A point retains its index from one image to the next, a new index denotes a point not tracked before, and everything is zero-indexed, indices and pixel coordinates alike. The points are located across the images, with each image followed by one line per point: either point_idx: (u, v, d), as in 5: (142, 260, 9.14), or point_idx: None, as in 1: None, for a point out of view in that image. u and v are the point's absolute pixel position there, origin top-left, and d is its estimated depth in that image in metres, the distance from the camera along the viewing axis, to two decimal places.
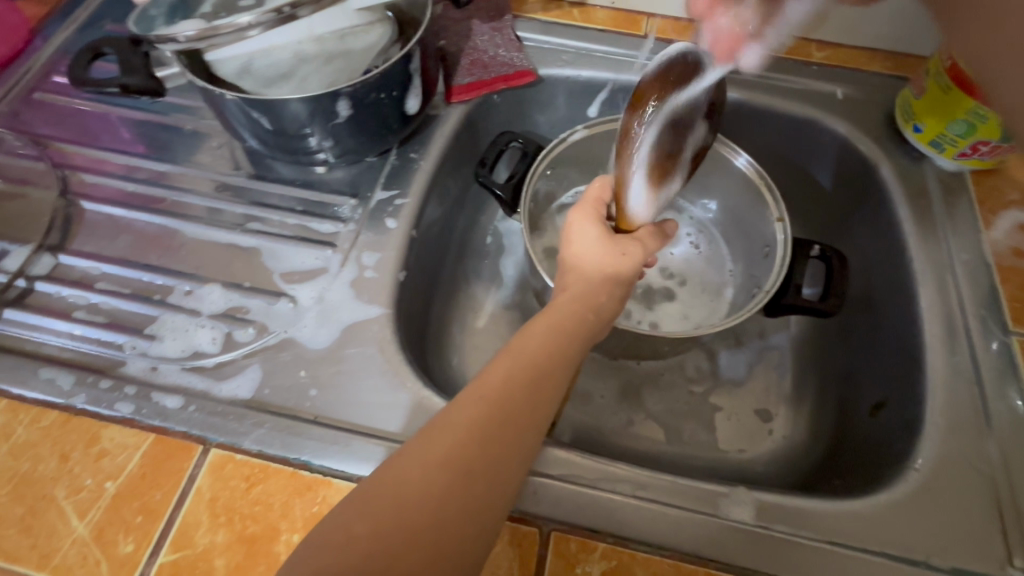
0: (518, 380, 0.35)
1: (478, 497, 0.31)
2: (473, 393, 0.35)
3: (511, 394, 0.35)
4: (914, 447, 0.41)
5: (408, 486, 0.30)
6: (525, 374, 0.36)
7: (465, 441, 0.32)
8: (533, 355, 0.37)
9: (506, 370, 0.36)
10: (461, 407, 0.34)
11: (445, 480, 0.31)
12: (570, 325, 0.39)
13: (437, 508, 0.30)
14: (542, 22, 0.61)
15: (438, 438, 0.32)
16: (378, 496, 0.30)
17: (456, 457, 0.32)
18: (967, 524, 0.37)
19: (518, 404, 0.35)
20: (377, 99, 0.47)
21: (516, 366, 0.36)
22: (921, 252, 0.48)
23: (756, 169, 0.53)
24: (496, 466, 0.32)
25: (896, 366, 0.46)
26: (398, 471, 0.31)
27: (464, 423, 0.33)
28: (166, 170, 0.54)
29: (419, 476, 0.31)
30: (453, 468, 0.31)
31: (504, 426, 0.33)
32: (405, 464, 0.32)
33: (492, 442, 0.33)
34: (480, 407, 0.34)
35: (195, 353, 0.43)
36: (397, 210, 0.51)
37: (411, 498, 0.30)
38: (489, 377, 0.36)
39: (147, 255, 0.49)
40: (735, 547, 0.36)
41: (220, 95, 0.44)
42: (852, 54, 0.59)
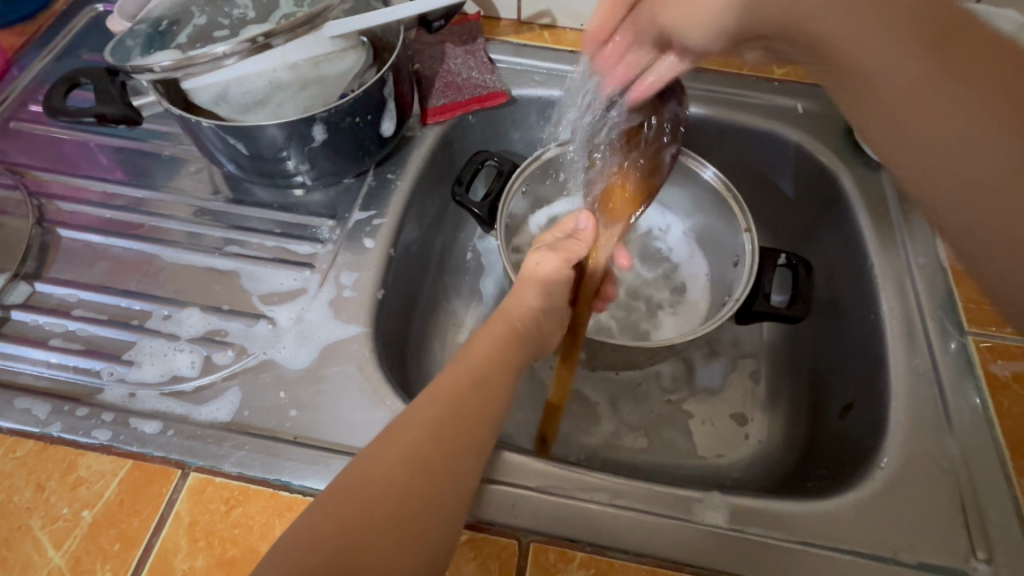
0: (467, 383, 0.38)
1: (436, 490, 0.32)
2: (426, 398, 0.36)
3: (462, 394, 0.37)
4: (880, 447, 0.42)
5: (369, 483, 0.32)
6: (472, 378, 0.39)
7: (423, 437, 0.34)
8: (479, 362, 0.40)
9: (456, 376, 0.38)
10: (416, 407, 0.36)
11: (405, 474, 0.32)
12: (517, 334, 0.43)
13: (400, 502, 0.31)
14: (514, 44, 0.63)
15: (397, 436, 0.34)
16: (340, 497, 0.31)
17: (415, 455, 0.33)
18: (930, 518, 0.39)
19: (469, 404, 0.37)
20: (352, 123, 0.48)
21: (464, 371, 0.39)
22: (881, 258, 0.50)
23: (723, 181, 0.55)
24: (454, 461, 0.34)
25: (863, 370, 0.48)
26: (360, 471, 0.32)
27: (421, 421, 0.35)
28: (144, 196, 0.54)
29: (381, 471, 0.32)
30: (413, 464, 0.33)
31: (457, 423, 0.35)
32: (365, 464, 0.33)
33: (446, 438, 0.34)
34: (433, 407, 0.36)
35: (174, 377, 0.44)
36: (375, 230, 0.52)
37: (374, 493, 0.31)
38: (440, 381, 0.38)
39: (125, 281, 0.49)
40: (711, 549, 0.37)
41: (197, 123, 0.45)
42: (810, 70, 0.61)
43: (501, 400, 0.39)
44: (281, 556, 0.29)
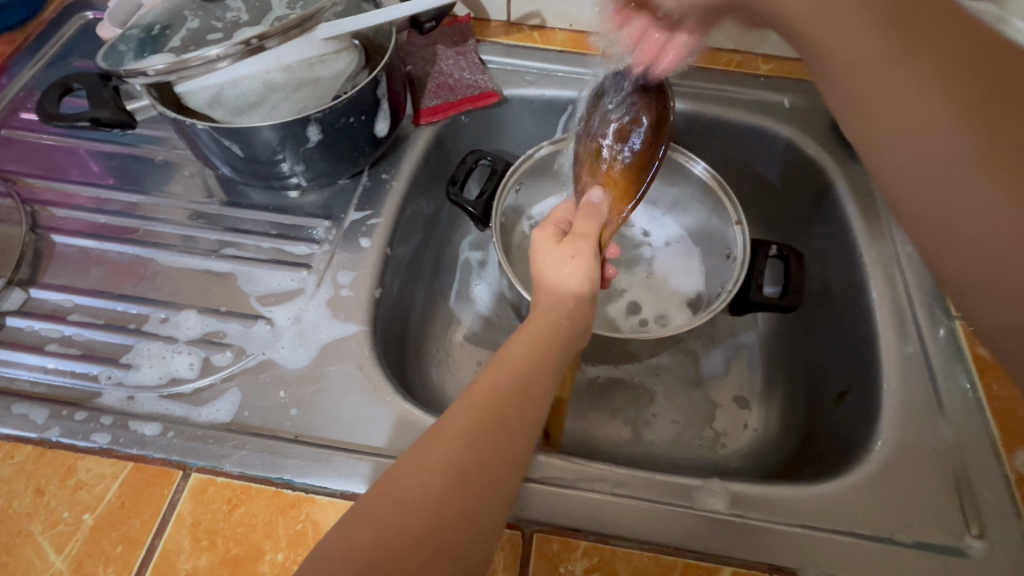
0: (506, 388, 0.35)
1: (471, 503, 0.31)
2: (463, 403, 0.34)
3: (501, 402, 0.34)
4: (874, 431, 0.43)
5: (400, 502, 0.30)
6: (511, 383, 0.36)
7: (457, 448, 0.32)
8: (521, 363, 0.37)
9: (493, 379, 0.36)
10: (454, 415, 0.34)
11: (433, 495, 0.30)
12: (556, 338, 0.39)
13: (434, 513, 0.29)
14: (505, 45, 0.64)
15: (431, 450, 0.32)
16: (369, 515, 0.30)
17: (449, 466, 0.31)
18: (925, 500, 0.39)
19: (507, 411, 0.34)
20: (347, 123, 0.49)
21: (503, 375, 0.36)
22: (870, 250, 0.51)
23: (713, 175, 0.57)
24: (489, 481, 0.32)
25: (856, 358, 0.49)
26: (397, 480, 0.31)
27: (458, 430, 0.33)
28: (138, 201, 0.54)
29: (413, 487, 0.30)
30: (449, 474, 0.31)
31: (494, 438, 0.33)
32: (399, 478, 0.31)
33: (483, 450, 0.32)
34: (471, 415, 0.33)
35: (173, 380, 0.44)
36: (371, 229, 0.52)
37: (408, 507, 0.29)
38: (483, 387, 0.35)
39: (121, 285, 0.49)
40: (713, 536, 0.37)
41: (192, 125, 0.45)
42: (795, 66, 0.63)
43: (539, 410, 0.36)
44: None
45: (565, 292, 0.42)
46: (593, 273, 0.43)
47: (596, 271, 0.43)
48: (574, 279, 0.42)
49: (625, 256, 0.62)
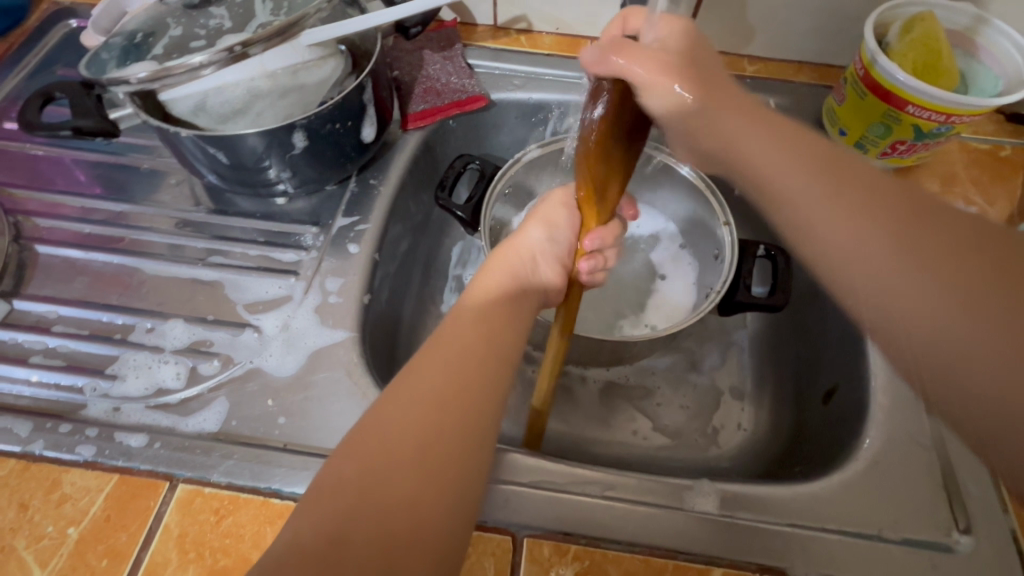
0: (474, 335, 0.39)
1: (451, 430, 0.34)
2: (433, 349, 0.38)
3: (446, 371, 0.36)
4: (863, 429, 0.43)
5: (348, 479, 0.32)
6: (478, 329, 0.40)
7: (433, 386, 0.36)
8: (479, 313, 0.42)
9: (462, 328, 0.40)
10: (427, 361, 0.37)
11: (376, 461, 0.32)
12: (516, 287, 0.45)
13: (417, 446, 0.33)
14: (492, 49, 0.64)
15: (379, 419, 0.34)
16: (324, 495, 0.32)
17: (427, 402, 0.35)
18: (913, 497, 0.40)
19: (477, 354, 0.38)
20: (332, 130, 0.49)
21: (470, 326, 0.40)
22: None
23: (700, 176, 0.57)
24: (437, 442, 0.33)
25: (845, 356, 0.49)
26: (378, 422, 0.34)
27: (431, 373, 0.36)
28: (123, 210, 0.54)
29: (362, 459, 0.32)
30: (428, 408, 0.34)
31: (439, 403, 0.35)
32: (379, 417, 0.34)
33: (457, 384, 0.36)
34: (443, 359, 0.37)
35: (159, 390, 0.43)
36: (358, 235, 0.52)
37: (391, 441, 0.33)
38: (428, 357, 0.38)
39: (106, 295, 0.49)
40: (703, 538, 0.37)
41: (176, 133, 0.45)
42: (781, 66, 0.63)
43: (486, 371, 0.38)
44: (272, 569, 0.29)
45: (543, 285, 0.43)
46: (557, 229, 0.48)
47: (563, 236, 0.48)
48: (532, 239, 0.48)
49: (615, 258, 0.62)
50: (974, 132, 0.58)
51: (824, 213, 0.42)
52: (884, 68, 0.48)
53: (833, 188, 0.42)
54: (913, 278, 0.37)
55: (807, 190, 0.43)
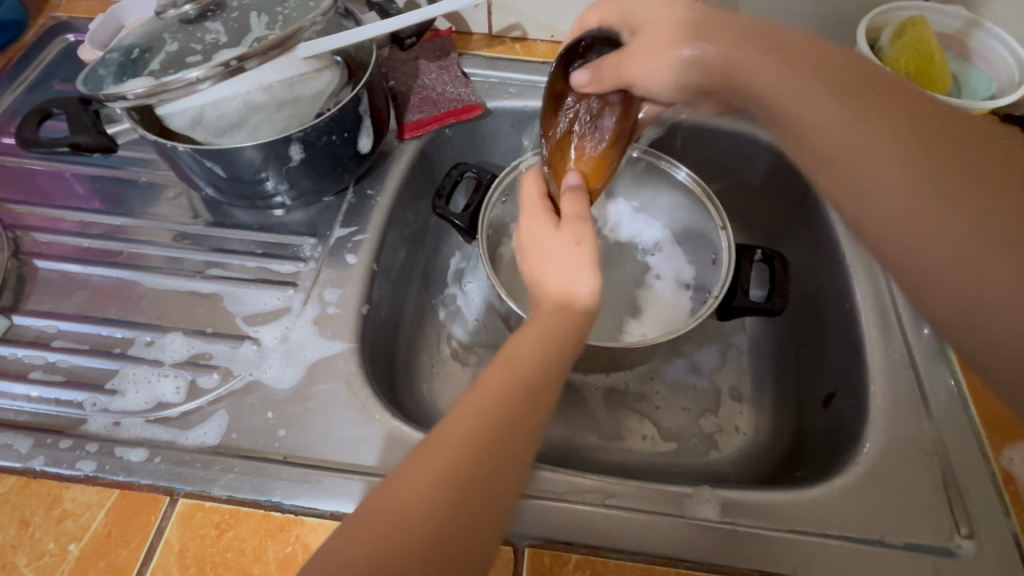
0: (515, 389, 0.34)
1: (478, 510, 0.30)
2: (469, 404, 0.33)
3: (515, 406, 0.33)
4: (863, 433, 0.43)
5: (400, 515, 0.29)
6: (524, 382, 0.34)
7: (465, 454, 0.31)
8: (528, 357, 0.36)
9: (503, 379, 0.34)
10: (459, 419, 0.33)
11: (440, 507, 0.29)
12: (563, 329, 0.38)
13: (441, 528, 0.29)
14: (487, 57, 0.64)
15: (444, 458, 0.31)
16: (367, 525, 0.29)
17: (457, 473, 0.30)
18: (913, 500, 0.40)
19: (517, 414, 0.33)
20: (329, 141, 0.49)
21: (510, 376, 0.34)
22: (853, 254, 0.52)
23: (696, 181, 0.58)
24: (462, 517, 0.30)
25: (843, 360, 0.49)
26: (397, 489, 0.30)
27: (463, 433, 0.32)
28: (122, 223, 0.54)
29: (424, 495, 0.30)
30: (453, 481, 0.30)
31: (470, 481, 0.31)
32: (401, 485, 0.30)
33: (493, 453, 0.31)
34: (479, 417, 0.32)
35: (159, 404, 0.43)
36: (356, 246, 0.52)
37: (410, 518, 0.29)
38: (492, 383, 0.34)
39: (105, 309, 0.49)
40: (704, 545, 0.37)
41: (173, 148, 0.45)
42: None
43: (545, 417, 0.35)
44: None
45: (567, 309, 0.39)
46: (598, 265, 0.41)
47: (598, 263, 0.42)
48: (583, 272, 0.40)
49: (613, 264, 0.62)
50: None
51: (842, 127, 0.33)
52: None
53: (842, 90, 0.34)
54: (914, 189, 0.31)
55: (817, 107, 0.34)
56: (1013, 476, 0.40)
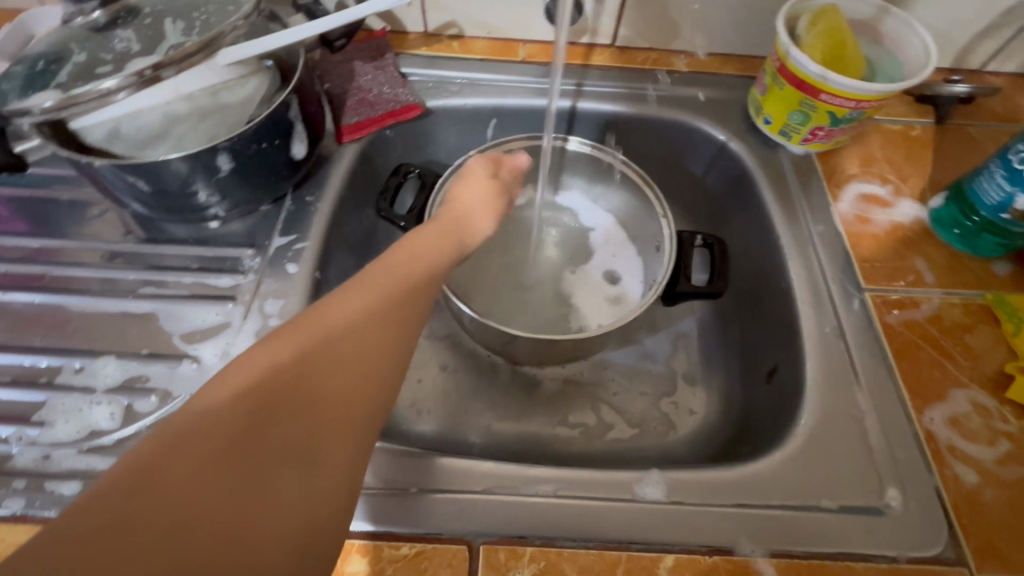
0: (417, 264, 0.40)
1: (381, 345, 0.34)
2: (378, 267, 0.38)
3: (385, 294, 0.36)
4: (800, 406, 0.45)
5: (259, 376, 0.29)
6: (420, 260, 0.41)
7: (373, 297, 0.35)
8: (427, 245, 0.43)
9: (404, 254, 0.41)
10: (369, 276, 0.37)
11: (302, 369, 0.30)
12: (454, 231, 0.46)
13: (348, 353, 0.32)
14: (424, 57, 0.64)
15: (319, 321, 0.32)
16: (218, 390, 0.28)
17: (364, 311, 0.34)
18: (847, 467, 0.42)
19: (419, 283, 0.39)
20: (259, 149, 0.47)
21: (412, 255, 0.41)
22: (786, 233, 0.54)
23: (635, 170, 0.59)
24: (365, 353, 0.33)
25: (782, 335, 0.51)
26: (314, 321, 0.32)
27: (373, 285, 0.36)
28: (44, 245, 0.51)
29: (288, 359, 0.30)
30: (364, 317, 0.34)
31: (381, 320, 0.34)
32: (316, 317, 0.33)
33: (396, 302, 0.36)
34: (385, 275, 0.37)
35: (92, 433, 0.41)
36: (297, 254, 0.51)
37: (325, 344, 0.31)
38: (368, 275, 0.37)
39: (29, 337, 0.46)
40: (654, 526, 0.38)
41: (90, 163, 0.43)
42: (706, 60, 0.65)
43: (420, 300, 0.38)
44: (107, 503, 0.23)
45: (466, 226, 0.48)
46: (499, 209, 0.52)
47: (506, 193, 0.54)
48: (474, 220, 0.49)
49: (562, 257, 0.63)
50: (887, 114, 0.61)
51: None
52: (798, 60, 0.50)
53: None
54: None
55: None
56: (933, 434, 0.43)
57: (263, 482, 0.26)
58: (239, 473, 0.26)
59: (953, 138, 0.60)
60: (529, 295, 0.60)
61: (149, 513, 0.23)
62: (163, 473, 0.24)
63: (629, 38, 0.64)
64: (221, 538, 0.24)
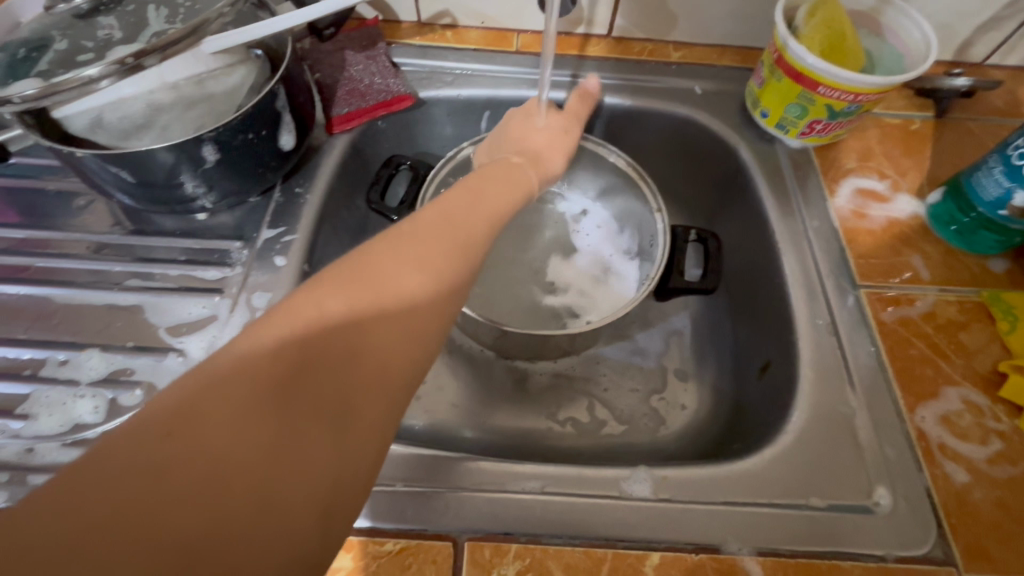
0: (478, 213, 0.37)
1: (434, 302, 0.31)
2: (439, 211, 0.35)
3: (444, 244, 0.33)
4: (791, 404, 0.45)
5: (307, 323, 0.27)
6: (481, 208, 0.37)
7: (433, 247, 0.32)
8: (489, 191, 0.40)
9: (464, 201, 0.37)
10: (430, 221, 0.34)
11: (350, 320, 0.28)
12: (519, 175, 0.44)
13: (401, 309, 0.29)
14: (416, 46, 0.63)
15: (372, 268, 0.30)
16: (257, 338, 0.26)
17: (422, 262, 0.31)
18: (837, 465, 0.41)
19: (479, 237, 0.36)
20: (245, 140, 0.46)
21: (473, 201, 0.37)
22: (781, 228, 0.53)
23: (630, 163, 0.58)
24: (419, 310, 0.30)
25: (775, 332, 0.50)
26: (366, 268, 0.30)
27: (432, 232, 0.33)
28: (29, 236, 0.51)
29: (330, 312, 0.28)
30: (421, 268, 0.31)
31: (438, 274, 0.32)
32: (370, 263, 0.30)
33: (456, 255, 0.33)
34: (444, 223, 0.34)
35: (76, 426, 0.41)
36: (286, 247, 0.50)
37: (378, 295, 0.29)
38: (421, 223, 0.34)
39: (13, 330, 0.46)
40: (642, 523, 0.38)
41: (72, 154, 0.42)
42: (703, 52, 0.64)
43: (478, 255, 0.35)
44: (131, 450, 0.22)
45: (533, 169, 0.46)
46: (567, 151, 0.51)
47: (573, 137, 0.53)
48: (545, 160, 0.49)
49: (555, 251, 0.62)
50: (886, 107, 0.60)
51: None
52: (795, 52, 0.49)
53: None
54: None
55: None
56: (925, 433, 0.43)
57: (297, 439, 0.25)
58: (274, 426, 0.24)
59: (953, 132, 0.59)
60: (520, 289, 0.60)
61: (179, 459, 0.22)
62: (199, 417, 0.23)
63: (625, 28, 0.63)
64: (250, 492, 0.23)
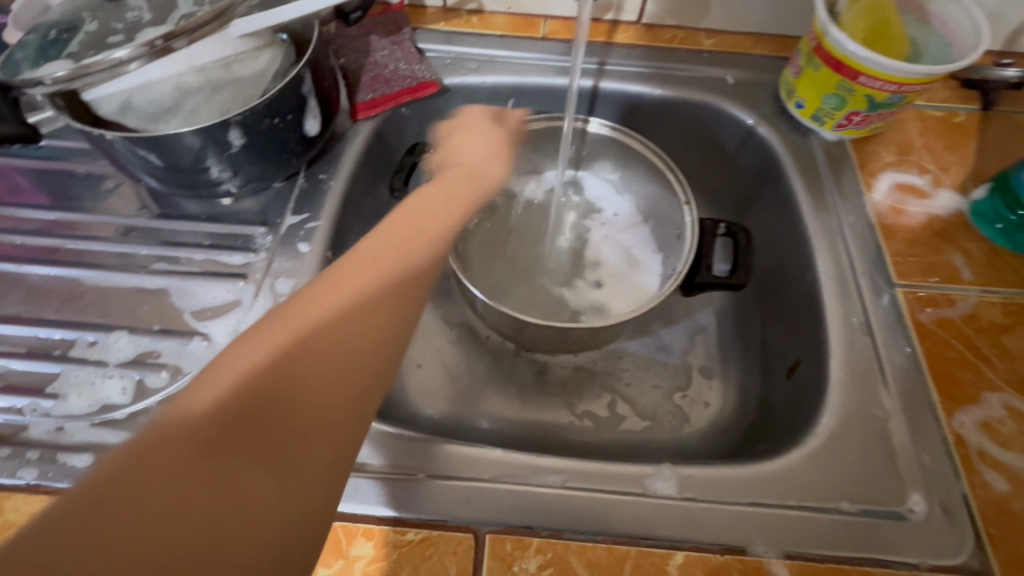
0: (413, 238, 0.37)
1: (373, 325, 0.31)
2: (369, 243, 0.36)
3: (379, 273, 0.33)
4: (822, 405, 0.44)
5: (244, 370, 0.26)
6: (415, 231, 0.38)
7: (366, 278, 0.33)
8: (428, 211, 0.40)
9: (396, 229, 0.38)
10: (362, 255, 0.34)
11: (287, 359, 0.27)
12: (462, 191, 0.44)
13: (339, 337, 0.29)
14: (442, 32, 0.62)
15: (306, 308, 0.30)
16: (192, 399, 0.25)
17: (356, 293, 0.32)
18: (869, 469, 0.40)
19: (415, 260, 0.36)
20: (271, 125, 0.46)
21: (407, 227, 0.38)
22: (814, 223, 0.51)
23: (658, 153, 0.56)
24: (359, 337, 0.30)
25: (806, 330, 0.49)
26: (299, 309, 0.30)
27: (367, 263, 0.34)
28: (60, 218, 0.51)
29: (262, 355, 0.27)
30: (353, 299, 0.31)
31: (374, 300, 0.32)
32: (303, 305, 0.30)
33: (393, 280, 0.34)
34: (377, 253, 0.35)
35: (104, 406, 0.42)
36: (309, 233, 0.50)
37: (312, 329, 0.29)
38: (359, 251, 0.35)
39: (44, 310, 0.47)
40: (665, 522, 0.37)
41: (101, 136, 0.42)
42: (737, 39, 0.61)
43: (419, 279, 0.35)
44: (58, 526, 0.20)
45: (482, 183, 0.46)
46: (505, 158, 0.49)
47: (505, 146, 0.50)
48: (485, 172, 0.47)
49: (579, 242, 0.61)
50: (929, 99, 0.58)
51: None
52: (837, 40, 0.47)
53: None
54: None
55: None
56: (963, 439, 0.41)
57: (238, 483, 0.23)
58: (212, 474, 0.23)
59: (999, 126, 0.56)
60: (541, 281, 0.59)
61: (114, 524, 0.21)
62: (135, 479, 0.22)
63: (656, 14, 0.61)
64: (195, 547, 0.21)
